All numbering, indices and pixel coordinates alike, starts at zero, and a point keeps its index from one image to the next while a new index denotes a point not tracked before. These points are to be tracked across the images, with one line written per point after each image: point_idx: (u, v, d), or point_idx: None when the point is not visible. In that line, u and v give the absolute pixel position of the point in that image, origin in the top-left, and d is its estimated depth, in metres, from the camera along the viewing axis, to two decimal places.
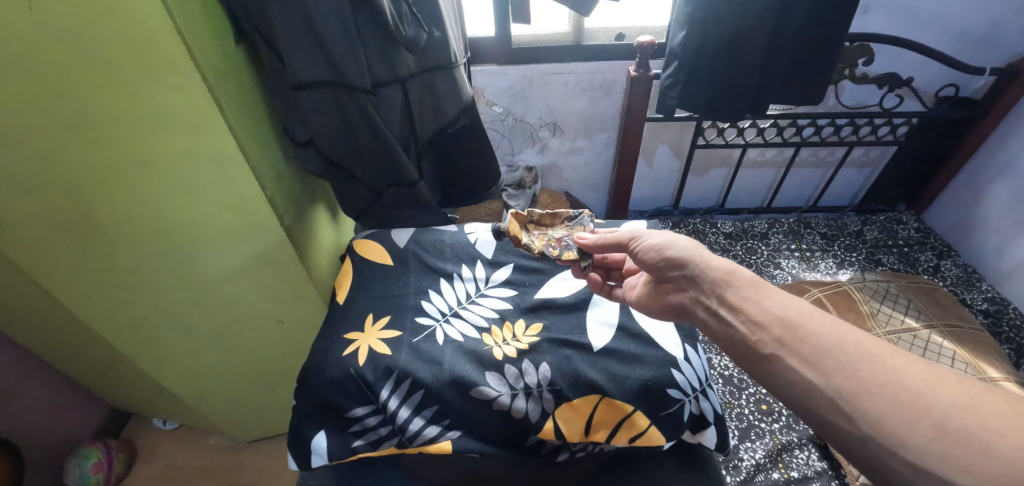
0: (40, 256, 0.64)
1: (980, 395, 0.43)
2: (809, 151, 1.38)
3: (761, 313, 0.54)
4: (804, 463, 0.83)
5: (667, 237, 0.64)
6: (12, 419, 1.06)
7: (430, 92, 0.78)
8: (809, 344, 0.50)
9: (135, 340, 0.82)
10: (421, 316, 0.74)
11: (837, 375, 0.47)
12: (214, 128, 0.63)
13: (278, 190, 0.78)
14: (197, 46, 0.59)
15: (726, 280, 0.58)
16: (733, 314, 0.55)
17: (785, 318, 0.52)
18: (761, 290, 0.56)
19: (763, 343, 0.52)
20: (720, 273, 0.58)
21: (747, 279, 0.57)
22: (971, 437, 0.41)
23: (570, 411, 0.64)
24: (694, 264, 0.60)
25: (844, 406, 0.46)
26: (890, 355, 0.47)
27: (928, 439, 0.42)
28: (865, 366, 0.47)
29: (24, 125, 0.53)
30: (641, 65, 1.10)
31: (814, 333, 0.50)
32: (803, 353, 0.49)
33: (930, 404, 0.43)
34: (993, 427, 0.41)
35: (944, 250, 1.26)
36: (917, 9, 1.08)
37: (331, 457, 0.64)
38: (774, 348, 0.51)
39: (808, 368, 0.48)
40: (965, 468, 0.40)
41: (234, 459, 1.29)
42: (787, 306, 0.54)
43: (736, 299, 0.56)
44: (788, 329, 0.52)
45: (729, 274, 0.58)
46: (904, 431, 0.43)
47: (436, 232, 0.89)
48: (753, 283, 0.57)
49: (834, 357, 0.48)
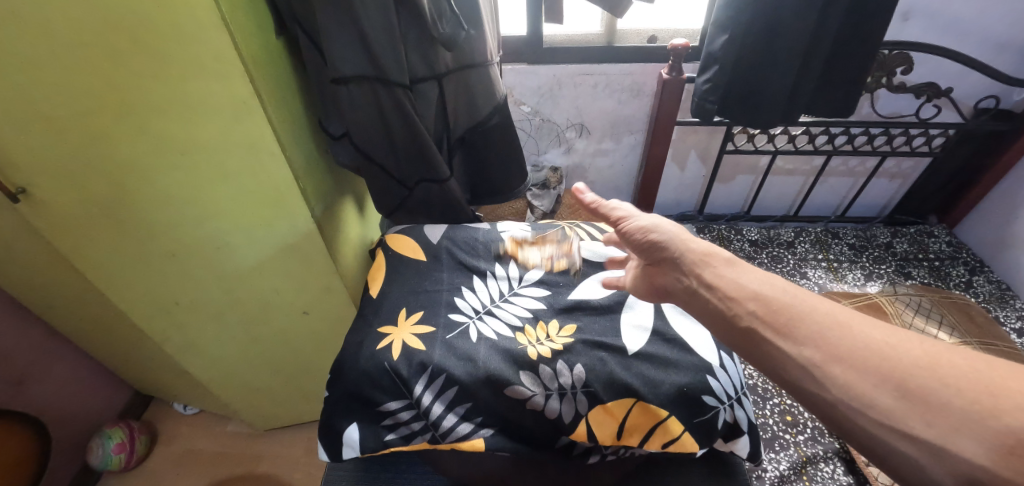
0: (71, 228, 0.67)
1: (940, 353, 0.41)
2: (839, 160, 1.36)
3: (736, 289, 0.52)
4: (829, 477, 0.82)
5: (655, 219, 0.62)
6: (42, 398, 1.09)
7: (464, 89, 0.79)
8: (784, 315, 0.48)
9: (161, 321, 0.85)
10: (455, 312, 0.74)
11: (809, 344, 0.45)
12: (254, 121, 0.61)
13: (310, 182, 0.77)
14: (241, 36, 0.56)
15: (704, 260, 0.56)
16: (710, 291, 0.54)
17: (759, 292, 0.51)
18: (739, 268, 0.55)
19: (739, 315, 0.50)
20: (698, 253, 0.57)
21: (724, 258, 0.56)
22: (932, 394, 0.39)
23: (603, 414, 0.64)
24: (674, 245, 0.59)
25: (814, 372, 0.44)
26: (860, 323, 0.45)
27: (891, 398, 0.40)
28: (836, 334, 0.45)
29: (56, 107, 0.55)
30: (674, 68, 1.08)
31: (789, 306, 0.49)
32: (777, 324, 0.48)
33: (891, 365, 0.41)
34: (951, 383, 0.39)
35: (978, 265, 1.23)
36: (959, 19, 1.06)
37: (364, 449, 0.65)
38: (749, 320, 0.50)
39: (783, 339, 0.47)
40: (927, 421, 0.38)
41: (253, 447, 1.31)
42: (761, 281, 0.52)
43: (715, 278, 0.54)
44: (764, 304, 0.50)
45: (706, 254, 0.57)
46: (868, 389, 0.41)
47: (467, 228, 0.88)
48: (731, 263, 0.56)
49: (807, 326, 0.46)
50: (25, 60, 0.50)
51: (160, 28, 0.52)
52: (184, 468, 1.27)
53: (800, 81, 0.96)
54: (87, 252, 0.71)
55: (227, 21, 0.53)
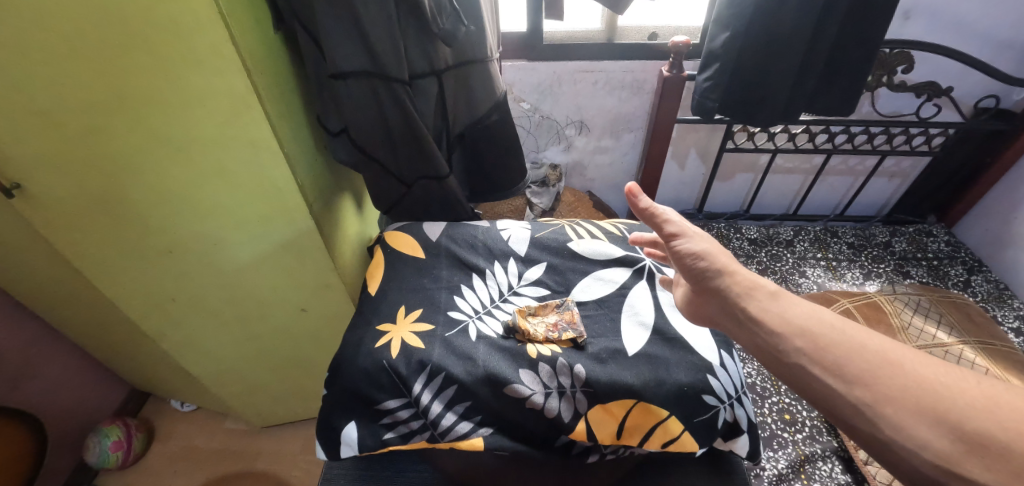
0: (65, 223, 0.66)
1: (996, 394, 0.42)
2: (839, 159, 1.36)
3: (781, 324, 0.51)
4: (827, 475, 0.82)
5: (706, 245, 0.59)
6: (37, 395, 1.08)
7: (464, 85, 0.78)
8: (832, 352, 0.48)
9: (157, 318, 0.85)
10: (454, 311, 0.74)
11: (860, 382, 0.45)
12: (253, 117, 0.61)
13: (309, 179, 0.76)
14: (238, 30, 0.56)
15: (748, 292, 0.55)
16: (757, 326, 0.53)
17: (805, 328, 0.50)
18: (782, 301, 0.54)
19: (787, 352, 0.50)
20: (742, 285, 0.56)
21: (769, 291, 0.55)
22: (987, 437, 0.40)
23: (602, 413, 0.64)
24: (719, 275, 0.57)
25: (866, 410, 0.44)
26: (910, 360, 0.46)
27: (948, 441, 0.41)
28: (888, 373, 0.45)
29: (51, 103, 0.54)
30: (674, 65, 1.08)
31: (835, 341, 0.48)
32: (826, 360, 0.47)
33: (946, 405, 0.42)
34: (1010, 427, 0.40)
35: (976, 265, 1.23)
36: (960, 18, 1.05)
37: (362, 448, 0.65)
38: (796, 357, 0.49)
39: (831, 376, 0.46)
40: (985, 465, 0.39)
41: (251, 444, 1.30)
42: (807, 316, 0.51)
43: (759, 312, 0.53)
44: (810, 339, 0.49)
45: (751, 287, 0.55)
46: (926, 432, 0.41)
47: (467, 225, 0.87)
48: (776, 296, 0.54)
49: (858, 364, 0.46)
50: (20, 56, 0.50)
51: (157, 23, 0.51)
52: (181, 464, 1.27)
53: (801, 79, 0.95)
54: (84, 249, 0.70)
55: (224, 15, 0.52)
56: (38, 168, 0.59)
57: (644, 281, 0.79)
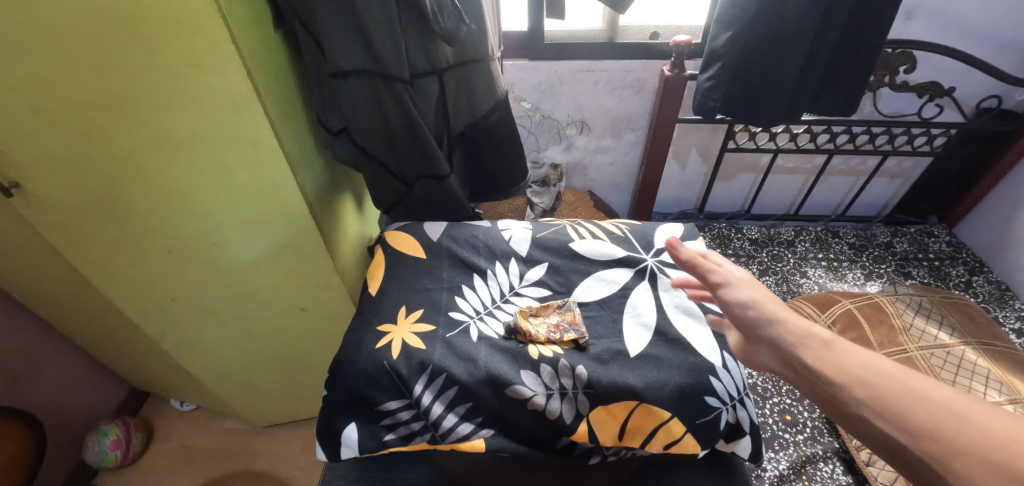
0: (63, 222, 0.66)
1: None
2: (841, 159, 1.36)
3: (840, 377, 0.44)
4: (828, 476, 0.82)
5: (752, 292, 0.53)
6: (36, 395, 1.08)
7: (465, 84, 0.78)
8: (894, 402, 0.41)
9: (157, 317, 0.84)
10: (455, 312, 0.73)
11: (926, 436, 0.39)
12: (252, 116, 0.60)
13: (309, 179, 0.76)
14: (238, 29, 0.55)
15: (801, 341, 0.48)
16: (814, 382, 0.45)
17: (865, 379, 0.43)
18: (839, 349, 0.46)
19: (846, 405, 0.43)
20: (795, 334, 0.48)
21: (824, 339, 0.47)
22: None
23: (604, 415, 0.64)
24: (769, 325, 0.50)
25: (934, 466, 0.38)
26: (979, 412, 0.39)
27: None
28: (954, 428, 0.38)
29: (49, 101, 0.54)
30: (675, 65, 1.07)
31: (897, 390, 0.41)
32: (889, 411, 0.41)
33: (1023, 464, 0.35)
34: None
35: (978, 265, 1.22)
36: (963, 18, 1.05)
37: (362, 449, 0.65)
38: (857, 409, 0.42)
39: (895, 428, 0.40)
40: None
41: (250, 444, 1.30)
42: (868, 365, 0.44)
43: (815, 363, 0.46)
44: (871, 390, 0.42)
45: (804, 336, 0.48)
46: None
47: (468, 225, 0.86)
48: (832, 344, 0.47)
49: (921, 415, 0.39)
50: (17, 54, 0.49)
51: (155, 21, 0.50)
52: (180, 464, 1.26)
53: (803, 78, 0.95)
54: (83, 248, 0.70)
55: (224, 14, 0.52)
56: (36, 166, 0.59)
57: (646, 281, 0.79)
